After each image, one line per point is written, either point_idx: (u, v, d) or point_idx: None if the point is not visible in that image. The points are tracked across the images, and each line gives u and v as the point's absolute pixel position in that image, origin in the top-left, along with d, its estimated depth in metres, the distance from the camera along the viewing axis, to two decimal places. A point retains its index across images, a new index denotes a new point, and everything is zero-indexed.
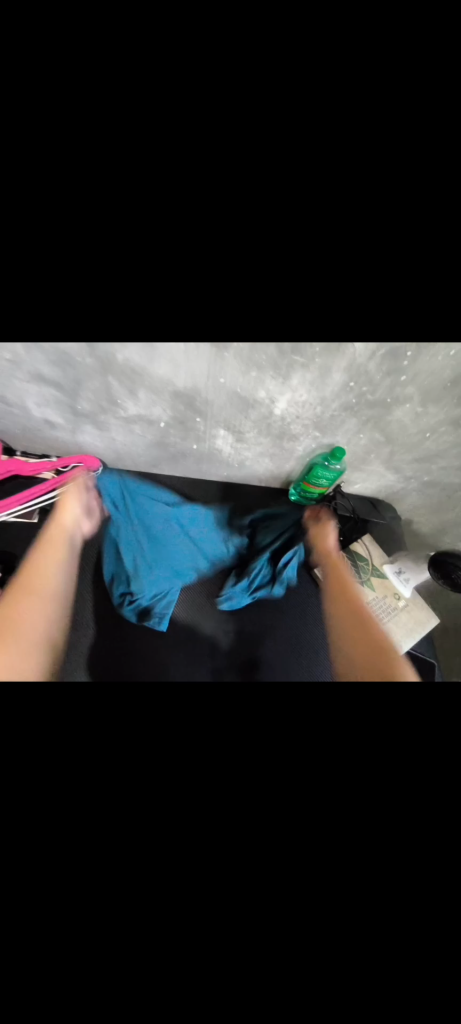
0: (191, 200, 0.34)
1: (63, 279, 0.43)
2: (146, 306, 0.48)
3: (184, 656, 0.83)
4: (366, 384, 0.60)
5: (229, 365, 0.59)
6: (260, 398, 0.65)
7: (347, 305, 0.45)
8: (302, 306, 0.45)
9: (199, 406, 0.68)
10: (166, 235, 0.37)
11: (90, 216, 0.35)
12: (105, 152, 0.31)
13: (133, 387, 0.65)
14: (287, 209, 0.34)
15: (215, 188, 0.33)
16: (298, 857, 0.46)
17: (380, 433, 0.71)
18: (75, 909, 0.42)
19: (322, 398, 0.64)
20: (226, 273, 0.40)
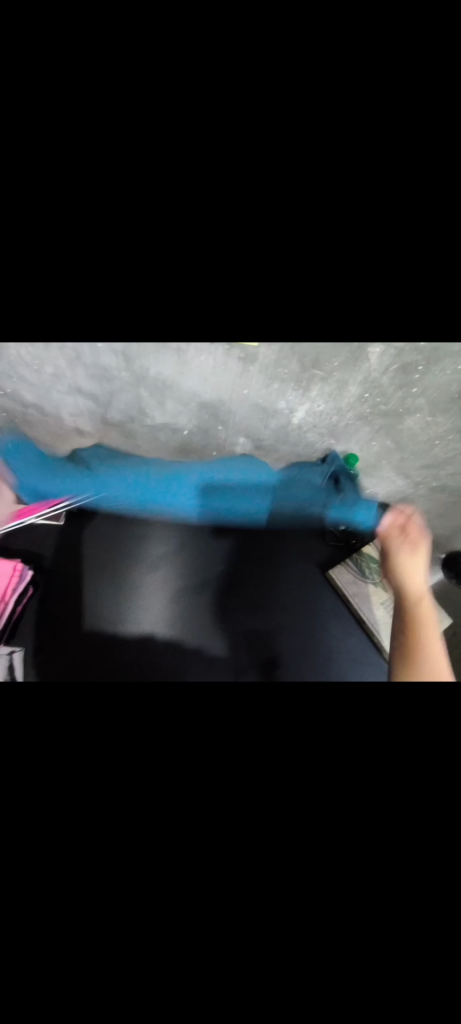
0: (237, 230, 0.39)
1: (117, 297, 0.49)
2: (184, 319, 0.53)
3: (202, 660, 0.82)
4: (380, 396, 0.65)
5: (254, 378, 0.64)
6: (280, 408, 0.70)
7: (363, 312, 0.50)
8: (325, 312, 0.51)
9: (222, 416, 0.73)
10: (207, 254, 0.40)
11: (145, 250, 0.41)
12: (164, 194, 0.36)
13: (162, 398, 0.70)
14: (316, 240, 0.40)
15: (256, 224, 0.38)
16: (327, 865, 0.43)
17: (391, 441, 0.75)
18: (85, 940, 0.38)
19: (338, 409, 0.68)
20: (260, 287, 0.47)
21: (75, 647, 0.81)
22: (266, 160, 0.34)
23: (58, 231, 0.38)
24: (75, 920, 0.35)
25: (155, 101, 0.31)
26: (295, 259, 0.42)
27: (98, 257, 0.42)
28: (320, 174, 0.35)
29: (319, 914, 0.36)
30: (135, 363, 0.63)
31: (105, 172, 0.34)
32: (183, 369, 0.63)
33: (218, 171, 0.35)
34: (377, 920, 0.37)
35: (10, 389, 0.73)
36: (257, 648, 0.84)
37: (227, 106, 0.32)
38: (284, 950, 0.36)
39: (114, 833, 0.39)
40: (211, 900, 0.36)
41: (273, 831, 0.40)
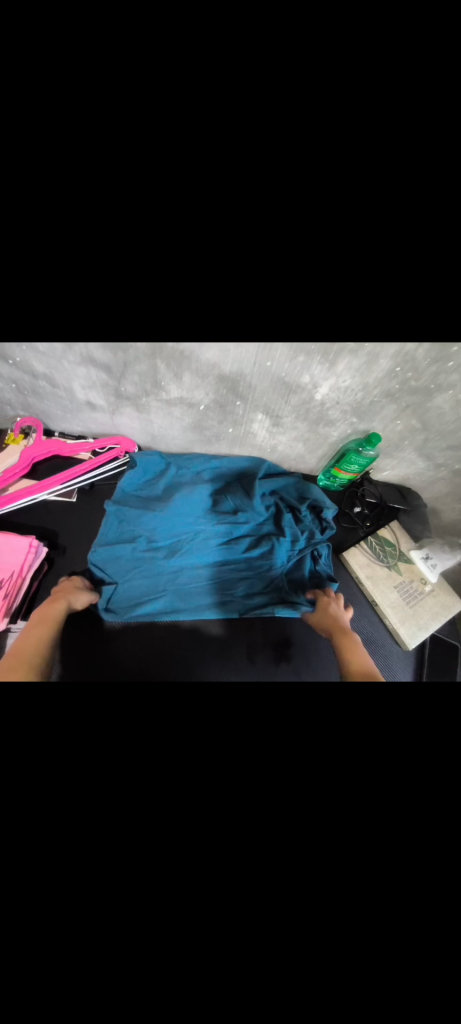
0: (280, 166, 0.29)
1: (119, 273, 0.39)
2: (202, 308, 0.47)
3: (216, 655, 0.76)
4: (411, 372, 0.60)
5: (279, 353, 0.59)
6: (303, 383, 0.66)
7: (408, 303, 0.43)
8: (368, 300, 0.43)
9: (240, 390, 0.69)
10: (226, 231, 0.34)
11: (161, 221, 0.33)
12: (193, 110, 0.27)
13: (178, 370, 0.66)
14: (367, 217, 0.32)
15: (299, 173, 0.29)
16: (348, 893, 0.38)
17: (416, 420, 0.71)
18: (102, 931, 0.37)
19: (364, 384, 0.64)
20: (294, 275, 0.37)
21: (96, 647, 0.75)
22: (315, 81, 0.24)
23: (57, 192, 0.32)
24: (93, 888, 0.37)
25: (176, 19, 0.24)
26: (344, 249, 0.35)
27: (104, 230, 0.34)
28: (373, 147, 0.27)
29: (320, 898, 0.38)
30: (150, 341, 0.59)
31: (118, 126, 0.27)
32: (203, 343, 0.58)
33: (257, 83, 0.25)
34: (365, 888, 0.38)
35: (18, 356, 0.68)
36: (269, 632, 0.79)
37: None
38: (304, 932, 0.37)
39: (133, 833, 0.39)
40: (229, 880, 0.37)
41: (286, 839, 0.39)
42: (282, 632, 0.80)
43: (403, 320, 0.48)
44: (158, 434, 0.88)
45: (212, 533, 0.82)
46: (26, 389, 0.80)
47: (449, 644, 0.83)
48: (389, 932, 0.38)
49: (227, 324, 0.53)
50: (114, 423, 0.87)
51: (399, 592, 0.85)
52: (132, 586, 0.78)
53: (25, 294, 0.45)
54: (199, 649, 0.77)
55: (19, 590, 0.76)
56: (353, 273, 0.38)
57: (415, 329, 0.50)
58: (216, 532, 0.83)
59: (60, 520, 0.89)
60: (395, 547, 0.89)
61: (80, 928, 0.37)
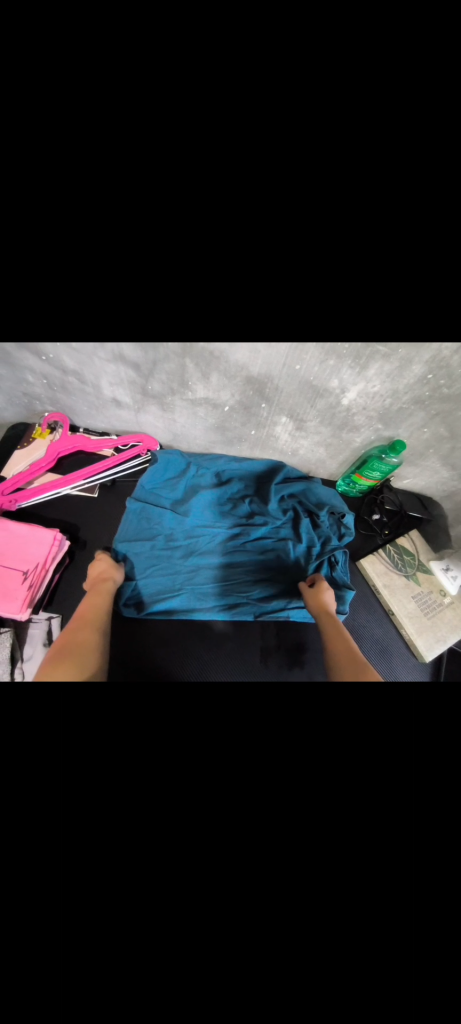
0: (337, 175, 0.26)
1: (155, 286, 0.39)
2: (236, 317, 0.46)
3: (230, 653, 0.76)
4: (443, 378, 0.59)
5: (309, 355, 0.59)
6: (330, 387, 0.66)
7: (451, 315, 0.41)
8: (408, 313, 0.41)
9: (267, 392, 0.69)
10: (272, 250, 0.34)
11: (201, 243, 0.32)
12: (249, 107, 0.24)
13: (206, 370, 0.67)
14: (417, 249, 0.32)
15: (354, 191, 0.27)
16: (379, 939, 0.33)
17: (444, 428, 0.70)
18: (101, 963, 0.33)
19: (394, 390, 0.64)
20: (334, 289, 0.37)
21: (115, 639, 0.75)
22: (383, 87, 0.22)
23: (98, 225, 0.31)
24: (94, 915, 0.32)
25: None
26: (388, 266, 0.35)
27: (142, 252, 0.33)
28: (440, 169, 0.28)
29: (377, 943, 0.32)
30: None
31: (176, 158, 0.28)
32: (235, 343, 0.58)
33: (320, 89, 0.23)
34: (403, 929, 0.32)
35: (51, 352, 0.70)
36: (284, 636, 0.79)
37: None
38: (338, 963, 0.32)
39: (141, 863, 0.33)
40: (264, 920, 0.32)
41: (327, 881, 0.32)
42: (296, 638, 0.79)
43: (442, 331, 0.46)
44: (180, 433, 0.89)
45: (226, 534, 0.83)
46: (55, 384, 0.81)
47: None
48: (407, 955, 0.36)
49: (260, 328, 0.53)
50: (138, 421, 0.88)
51: (416, 602, 0.83)
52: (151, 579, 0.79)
53: (55, 307, 0.45)
54: (213, 648, 0.77)
55: (43, 581, 0.76)
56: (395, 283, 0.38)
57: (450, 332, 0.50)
58: (231, 533, 0.83)
59: (81, 516, 0.90)
60: (413, 557, 0.87)
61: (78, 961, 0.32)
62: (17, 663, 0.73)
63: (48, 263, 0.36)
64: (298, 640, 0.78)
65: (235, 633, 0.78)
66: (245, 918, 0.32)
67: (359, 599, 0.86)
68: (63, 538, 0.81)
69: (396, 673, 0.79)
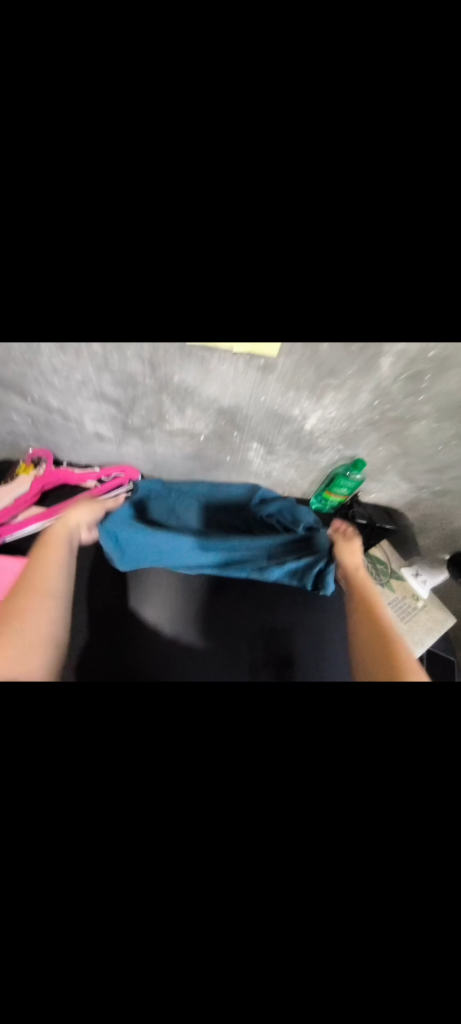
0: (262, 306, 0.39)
1: (134, 289, 0.45)
2: (207, 332, 0.54)
3: (222, 652, 0.79)
4: (388, 403, 0.68)
5: (272, 385, 0.67)
6: (294, 414, 0.73)
7: (385, 328, 0.51)
8: (351, 319, 0.50)
9: (238, 421, 0.76)
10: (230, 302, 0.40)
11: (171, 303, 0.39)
12: (202, 188, 0.31)
13: (181, 404, 0.73)
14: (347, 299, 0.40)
15: (281, 258, 0.37)
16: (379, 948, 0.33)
17: (397, 446, 0.78)
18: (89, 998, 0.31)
19: (349, 415, 0.72)
20: (287, 303, 0.46)
21: (91, 648, 0.76)
22: (300, 178, 0.30)
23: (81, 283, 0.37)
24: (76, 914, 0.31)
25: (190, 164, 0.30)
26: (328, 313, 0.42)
27: (127, 266, 0.40)
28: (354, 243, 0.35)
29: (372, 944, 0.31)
30: (159, 373, 0.66)
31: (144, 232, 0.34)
32: (205, 375, 0.66)
33: (255, 179, 0.30)
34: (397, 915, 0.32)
35: (36, 393, 0.76)
36: (273, 648, 0.80)
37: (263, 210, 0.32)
38: (338, 964, 0.32)
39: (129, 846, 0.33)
40: (255, 906, 0.32)
41: (310, 844, 0.34)
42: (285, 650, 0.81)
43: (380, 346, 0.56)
44: (160, 463, 0.94)
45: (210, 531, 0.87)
46: (34, 415, 0.83)
47: (445, 658, 0.85)
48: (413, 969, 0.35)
49: (228, 356, 0.61)
50: (120, 453, 0.92)
51: (392, 608, 0.88)
52: (142, 595, 0.83)
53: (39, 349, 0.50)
54: (203, 655, 0.78)
55: None
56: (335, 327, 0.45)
57: (386, 363, 0.58)
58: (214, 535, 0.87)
59: None
60: (386, 566, 0.93)
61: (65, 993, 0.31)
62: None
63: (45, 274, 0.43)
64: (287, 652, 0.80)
65: (224, 647, 0.80)
66: (243, 925, 0.32)
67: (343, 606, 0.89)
68: None
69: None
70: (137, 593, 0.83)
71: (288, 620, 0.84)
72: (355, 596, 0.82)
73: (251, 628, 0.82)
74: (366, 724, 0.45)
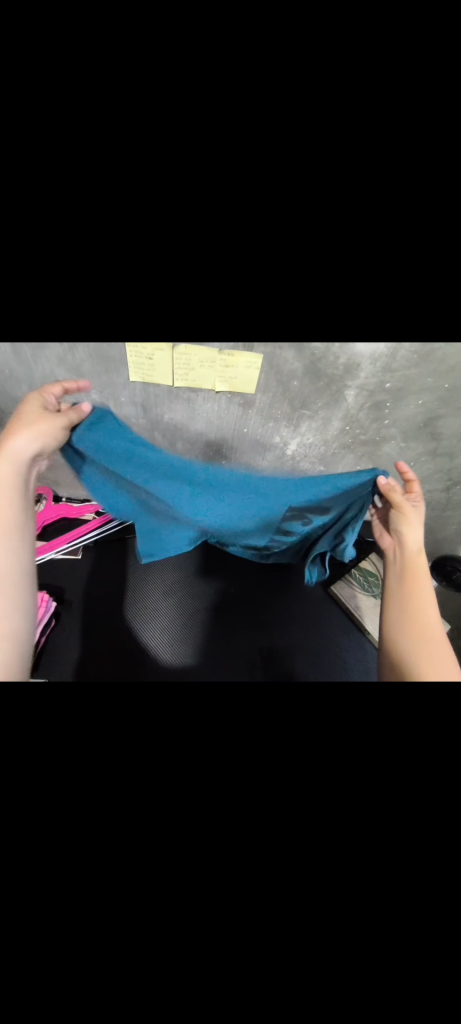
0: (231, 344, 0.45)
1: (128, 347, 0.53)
2: (193, 363, 0.63)
3: (225, 663, 0.90)
4: (359, 429, 0.76)
5: (252, 419, 0.75)
6: (275, 441, 0.80)
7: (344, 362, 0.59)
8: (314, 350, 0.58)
9: (224, 450, 0.84)
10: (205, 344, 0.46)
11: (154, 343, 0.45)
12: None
13: (172, 439, 0.82)
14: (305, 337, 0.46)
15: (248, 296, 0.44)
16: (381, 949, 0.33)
17: (373, 465, 0.84)
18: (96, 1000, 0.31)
19: (325, 440, 0.79)
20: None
21: (90, 645, 0.90)
22: (259, 249, 0.40)
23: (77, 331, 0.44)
24: (83, 912, 0.32)
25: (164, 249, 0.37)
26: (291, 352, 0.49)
27: (127, 300, 0.50)
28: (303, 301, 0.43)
29: (370, 932, 0.33)
30: (151, 412, 0.76)
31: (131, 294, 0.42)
32: (192, 415, 0.75)
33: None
34: (393, 911, 0.34)
35: None
36: (272, 666, 0.90)
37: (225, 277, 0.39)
38: (340, 958, 0.33)
39: (143, 820, 0.36)
40: (249, 885, 0.34)
41: (307, 843, 0.36)
42: (283, 664, 0.91)
43: (343, 376, 0.65)
44: None
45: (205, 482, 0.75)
46: None
47: None
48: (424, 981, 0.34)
49: (211, 395, 0.70)
50: None
51: None
52: (146, 616, 0.95)
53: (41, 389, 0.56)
54: (204, 663, 0.90)
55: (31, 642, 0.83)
56: None
57: (351, 394, 0.67)
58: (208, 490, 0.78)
59: (67, 577, 1.00)
60: (377, 577, 1.05)
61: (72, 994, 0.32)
62: (51, 670, 0.86)
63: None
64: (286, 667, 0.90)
65: (233, 660, 0.90)
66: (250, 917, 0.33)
67: (336, 617, 1.00)
68: (50, 599, 0.91)
69: (349, 674, 0.91)
70: (141, 612, 0.95)
71: (285, 636, 0.95)
72: (402, 575, 0.72)
73: (250, 647, 0.92)
74: (355, 702, 0.48)
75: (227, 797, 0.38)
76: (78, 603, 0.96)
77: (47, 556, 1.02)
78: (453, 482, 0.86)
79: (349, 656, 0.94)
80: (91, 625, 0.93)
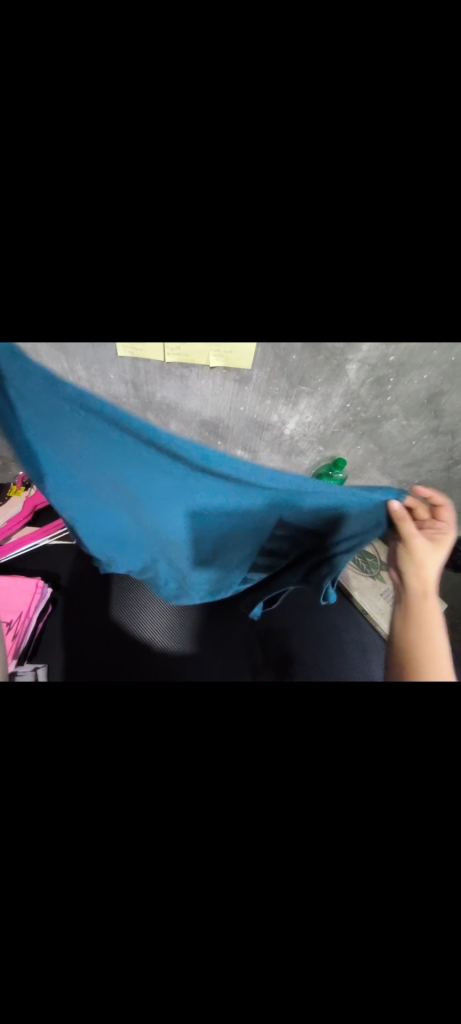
0: (222, 287, 0.40)
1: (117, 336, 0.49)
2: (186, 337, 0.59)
3: (222, 661, 0.89)
4: (360, 406, 0.73)
5: (249, 396, 0.72)
6: (273, 421, 0.78)
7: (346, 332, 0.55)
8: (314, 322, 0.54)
9: (220, 430, 0.81)
10: (191, 283, 0.40)
11: (138, 281, 0.40)
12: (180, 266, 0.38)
13: (165, 418, 0.79)
14: (310, 272, 0.40)
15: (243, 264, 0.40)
16: (386, 927, 0.30)
17: (374, 444, 0.82)
18: (75, 981, 0.30)
19: (325, 418, 0.76)
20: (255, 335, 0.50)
21: (80, 640, 0.89)
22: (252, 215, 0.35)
23: None
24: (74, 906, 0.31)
25: (142, 165, 0.32)
26: (289, 303, 0.43)
27: (118, 292, 0.46)
28: (312, 220, 0.34)
29: (403, 948, 0.30)
30: (142, 389, 0.73)
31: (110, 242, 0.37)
32: (185, 392, 0.72)
33: (224, 246, 0.37)
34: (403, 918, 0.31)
35: None
36: (270, 652, 0.91)
37: (214, 200, 0.33)
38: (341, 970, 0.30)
39: (125, 829, 0.35)
40: (247, 884, 0.32)
41: (309, 836, 0.34)
42: (281, 652, 0.91)
43: (343, 348, 0.61)
44: None
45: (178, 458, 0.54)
46: None
47: None
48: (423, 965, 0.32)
49: (205, 371, 0.67)
50: None
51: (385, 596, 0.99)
52: (141, 610, 0.95)
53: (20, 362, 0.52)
54: (205, 656, 0.89)
55: (26, 633, 0.83)
56: (302, 309, 0.45)
57: (352, 368, 0.64)
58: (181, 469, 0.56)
59: (62, 563, 1.02)
60: (376, 559, 1.05)
61: (53, 963, 0.30)
62: (50, 670, 0.84)
63: (22, 311, 0.47)
64: (284, 653, 0.90)
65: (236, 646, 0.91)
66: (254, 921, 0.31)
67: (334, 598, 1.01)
68: (45, 587, 0.91)
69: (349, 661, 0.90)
70: (132, 612, 0.94)
71: (283, 620, 0.97)
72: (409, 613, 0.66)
73: (248, 634, 0.94)
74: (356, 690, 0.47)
75: (223, 787, 0.37)
76: (73, 596, 0.96)
77: (41, 542, 1.02)
78: (455, 460, 0.85)
79: (348, 637, 0.95)
80: (84, 620, 0.92)
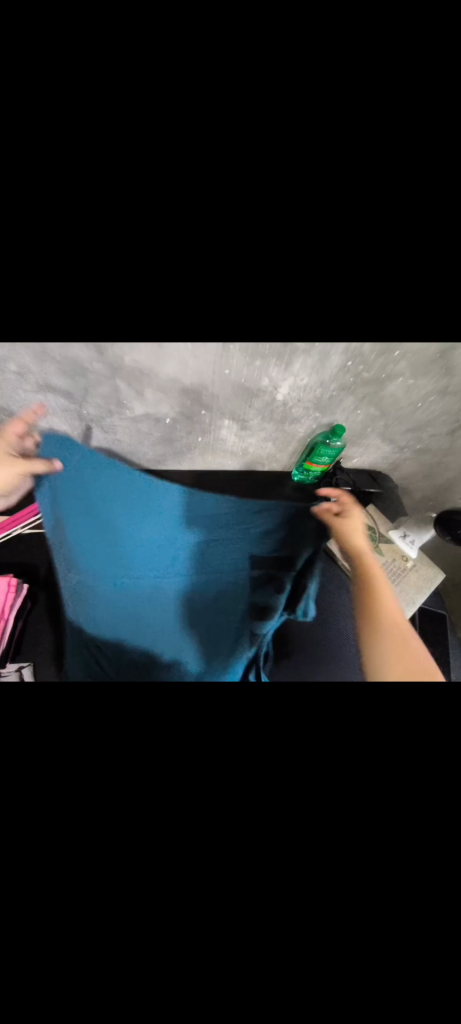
0: (192, 235, 0.32)
1: (77, 303, 0.43)
2: None
3: None
4: (361, 365, 0.64)
5: (235, 358, 0.63)
6: (263, 386, 0.70)
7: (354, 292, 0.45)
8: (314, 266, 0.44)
9: (205, 399, 0.72)
10: (156, 229, 0.32)
11: (89, 226, 0.32)
12: (125, 194, 0.29)
13: (140, 388, 0.70)
14: (309, 220, 0.31)
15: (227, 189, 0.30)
16: (328, 855, 0.45)
17: (375, 408, 0.74)
18: (83, 910, 0.41)
19: (322, 381, 0.68)
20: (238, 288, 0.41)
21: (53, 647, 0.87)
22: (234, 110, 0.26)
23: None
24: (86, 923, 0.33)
25: (79, 34, 0.23)
26: (280, 256, 0.34)
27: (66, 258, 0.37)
28: (315, 141, 0.27)
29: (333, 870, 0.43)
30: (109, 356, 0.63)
31: (41, 156, 0.27)
32: (160, 359, 0.62)
33: (185, 174, 0.28)
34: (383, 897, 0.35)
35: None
36: None
37: (176, 118, 0.26)
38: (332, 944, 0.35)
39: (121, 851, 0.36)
40: None
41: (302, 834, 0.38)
42: None
43: None
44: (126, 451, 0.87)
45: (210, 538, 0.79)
46: None
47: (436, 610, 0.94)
48: (402, 899, 0.42)
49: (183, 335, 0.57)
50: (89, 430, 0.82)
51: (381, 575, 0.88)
52: None
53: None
54: None
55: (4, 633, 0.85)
56: (293, 275, 0.36)
57: None
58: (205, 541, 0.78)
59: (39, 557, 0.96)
60: None
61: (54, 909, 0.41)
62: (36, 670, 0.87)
63: None
64: None
65: None
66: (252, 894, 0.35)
67: None
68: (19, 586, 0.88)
69: None
70: None
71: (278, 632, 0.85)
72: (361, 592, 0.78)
73: None
74: None
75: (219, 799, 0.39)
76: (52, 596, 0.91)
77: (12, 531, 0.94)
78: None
79: None
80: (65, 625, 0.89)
